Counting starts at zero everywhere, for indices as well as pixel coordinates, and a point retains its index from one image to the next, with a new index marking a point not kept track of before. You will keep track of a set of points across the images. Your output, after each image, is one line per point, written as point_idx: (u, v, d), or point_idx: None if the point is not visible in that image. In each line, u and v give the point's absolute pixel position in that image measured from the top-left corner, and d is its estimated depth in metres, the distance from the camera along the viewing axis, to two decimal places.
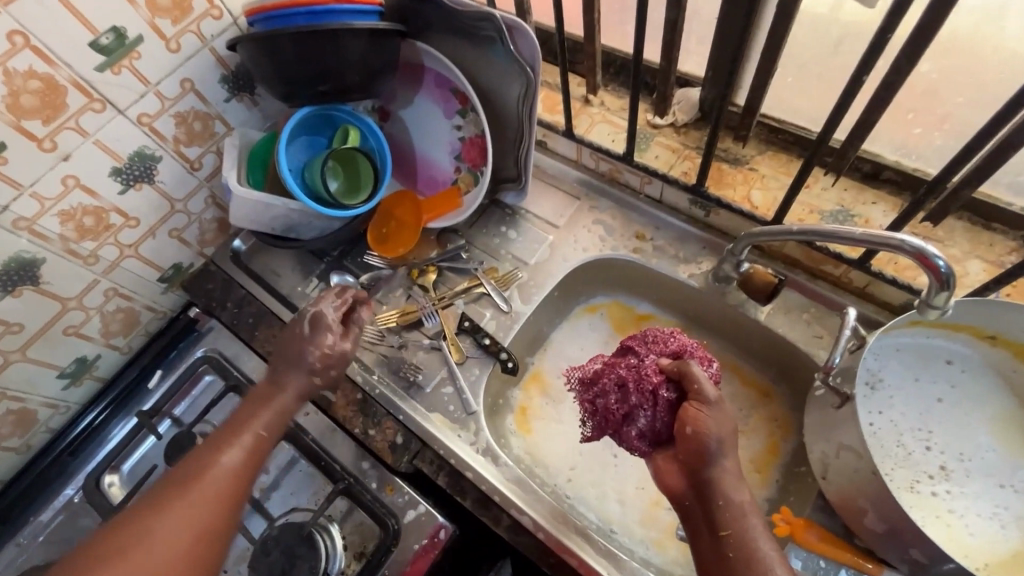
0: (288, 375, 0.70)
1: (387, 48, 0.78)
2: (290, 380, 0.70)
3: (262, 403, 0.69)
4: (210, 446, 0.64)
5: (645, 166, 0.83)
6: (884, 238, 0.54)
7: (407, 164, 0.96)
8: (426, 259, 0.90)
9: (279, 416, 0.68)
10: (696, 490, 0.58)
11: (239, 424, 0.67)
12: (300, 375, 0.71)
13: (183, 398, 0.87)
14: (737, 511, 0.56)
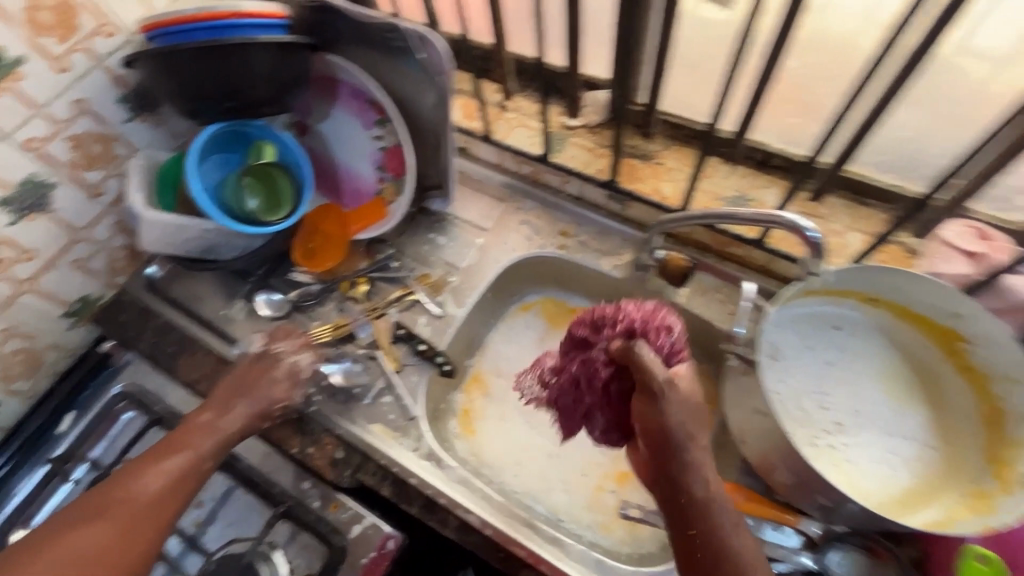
0: (234, 406, 0.69)
1: (296, 62, 0.78)
2: (236, 410, 0.69)
3: (202, 431, 0.67)
4: (131, 475, 0.62)
5: (563, 166, 0.88)
6: (769, 217, 0.60)
7: (328, 176, 0.94)
8: (356, 271, 0.89)
9: (214, 446, 0.66)
10: (662, 479, 0.52)
11: (167, 450, 0.64)
12: (246, 407, 0.70)
13: (101, 438, 0.81)
14: (710, 498, 0.50)
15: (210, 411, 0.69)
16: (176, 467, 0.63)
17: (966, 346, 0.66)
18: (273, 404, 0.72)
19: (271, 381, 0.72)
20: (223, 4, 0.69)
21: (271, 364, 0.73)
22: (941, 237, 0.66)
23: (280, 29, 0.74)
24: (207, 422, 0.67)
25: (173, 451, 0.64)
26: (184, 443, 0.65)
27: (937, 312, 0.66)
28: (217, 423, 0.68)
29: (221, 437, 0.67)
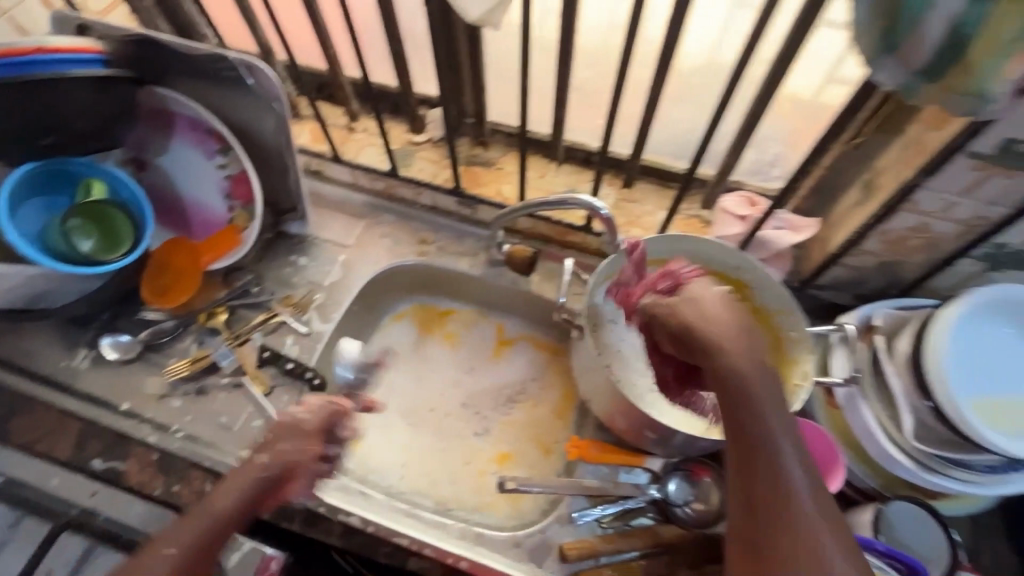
0: (240, 471, 0.66)
1: (120, 96, 0.77)
2: (245, 474, 0.66)
3: (201, 514, 0.63)
4: (130, 571, 0.58)
5: (413, 178, 0.94)
6: (568, 200, 0.71)
7: (175, 211, 0.91)
8: (214, 301, 0.88)
9: (221, 518, 0.63)
10: (720, 400, 0.51)
11: (171, 538, 0.60)
12: (245, 479, 0.65)
13: None
14: (763, 409, 0.50)
15: (265, 455, 0.68)
16: (177, 554, 0.59)
17: (751, 292, 0.78)
18: (265, 464, 0.67)
19: (259, 453, 0.68)
20: (25, 40, 0.67)
21: (296, 423, 0.70)
22: (722, 206, 0.80)
23: (99, 64, 0.73)
24: (204, 507, 0.64)
25: (185, 535, 0.61)
26: (192, 526, 0.62)
27: (724, 266, 0.78)
28: (213, 502, 0.64)
29: (226, 512, 0.63)
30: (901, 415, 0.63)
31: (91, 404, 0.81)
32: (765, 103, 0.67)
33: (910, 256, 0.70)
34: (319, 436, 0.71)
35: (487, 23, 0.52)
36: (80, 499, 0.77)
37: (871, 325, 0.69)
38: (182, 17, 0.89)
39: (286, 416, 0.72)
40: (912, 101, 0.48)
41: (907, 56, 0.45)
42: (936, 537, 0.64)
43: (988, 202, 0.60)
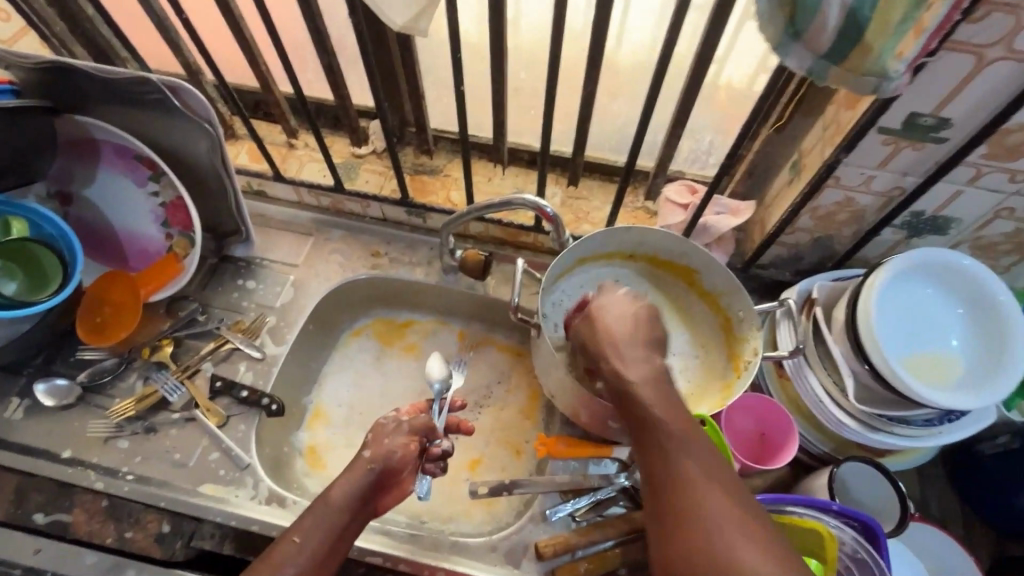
0: (347, 470, 0.62)
1: (33, 126, 0.73)
2: (347, 471, 0.62)
3: (320, 506, 0.59)
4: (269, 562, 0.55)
5: (359, 192, 0.92)
6: (511, 200, 0.71)
7: (108, 242, 0.88)
8: (158, 334, 0.84)
9: (344, 509, 0.60)
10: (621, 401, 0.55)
11: (305, 526, 0.58)
12: (357, 472, 0.62)
13: None
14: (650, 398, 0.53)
15: (367, 451, 0.65)
16: (310, 543, 0.57)
17: (700, 277, 0.81)
18: (372, 460, 0.63)
19: (362, 451, 0.65)
20: None
21: (385, 427, 0.67)
22: (665, 196, 0.83)
23: (8, 94, 0.70)
24: (318, 499, 0.60)
25: (308, 523, 0.58)
26: (309, 528, 0.58)
27: (670, 254, 0.80)
28: (327, 495, 0.60)
29: (344, 504, 0.60)
30: (843, 379, 0.66)
31: (29, 455, 0.76)
32: (693, 95, 0.69)
33: (840, 229, 0.74)
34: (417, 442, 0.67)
35: (414, 30, 0.51)
36: (21, 558, 0.70)
37: (811, 297, 0.72)
38: (100, 43, 0.85)
39: (384, 417, 0.68)
40: (820, 84, 0.51)
41: (811, 42, 0.48)
42: (885, 490, 0.68)
43: (901, 173, 0.64)
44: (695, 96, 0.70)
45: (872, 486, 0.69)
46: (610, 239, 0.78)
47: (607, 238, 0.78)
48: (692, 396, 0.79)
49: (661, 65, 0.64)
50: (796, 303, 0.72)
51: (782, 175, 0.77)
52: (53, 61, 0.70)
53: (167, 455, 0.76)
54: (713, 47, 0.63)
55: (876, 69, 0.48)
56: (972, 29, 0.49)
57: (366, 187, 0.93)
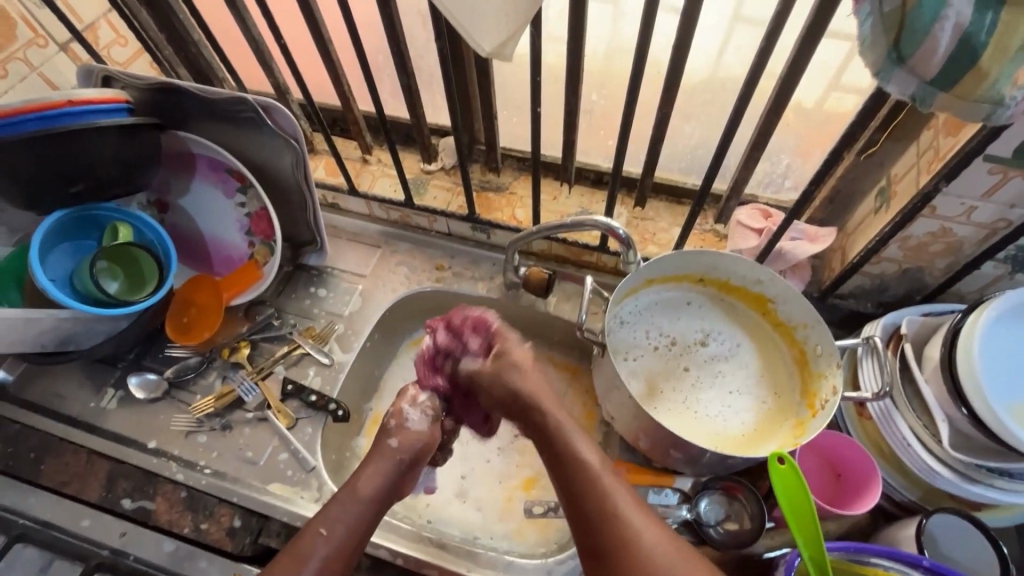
0: (376, 457, 0.69)
1: (142, 141, 0.79)
2: (378, 464, 0.68)
3: (352, 498, 0.65)
4: (297, 552, 0.60)
5: (427, 207, 0.95)
6: (582, 221, 0.71)
7: (197, 248, 0.94)
8: (237, 336, 0.89)
9: (367, 503, 0.65)
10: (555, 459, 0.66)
11: (330, 517, 0.63)
12: (386, 464, 0.68)
13: None
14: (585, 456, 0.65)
15: (394, 439, 0.71)
16: (335, 534, 0.62)
17: (775, 305, 0.79)
18: (400, 450, 0.70)
19: (388, 441, 0.70)
20: (55, 93, 0.69)
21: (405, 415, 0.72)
22: (736, 220, 0.81)
23: (124, 112, 0.76)
24: (348, 492, 0.65)
25: (331, 515, 0.63)
26: (335, 520, 0.63)
27: (742, 279, 0.79)
28: (358, 489, 0.66)
29: (371, 497, 0.66)
30: (938, 426, 0.61)
31: (118, 442, 0.82)
32: (775, 118, 0.67)
33: (932, 261, 0.70)
34: (438, 425, 0.74)
35: (500, 56, 0.53)
36: (109, 540, 0.75)
37: (898, 333, 0.68)
38: (202, 63, 0.93)
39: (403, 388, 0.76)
40: (924, 109, 0.48)
41: (916, 68, 0.45)
42: (979, 547, 0.62)
43: (1008, 204, 0.60)
44: (778, 119, 0.68)
45: (965, 541, 0.63)
46: (677, 260, 0.78)
47: (675, 260, 0.78)
48: (763, 425, 0.76)
49: (744, 86, 0.63)
50: (882, 339, 0.68)
51: (868, 201, 0.73)
52: (166, 83, 0.77)
53: (240, 453, 0.81)
54: (801, 69, 0.61)
55: (991, 96, 0.45)
56: None
57: (433, 201, 0.95)
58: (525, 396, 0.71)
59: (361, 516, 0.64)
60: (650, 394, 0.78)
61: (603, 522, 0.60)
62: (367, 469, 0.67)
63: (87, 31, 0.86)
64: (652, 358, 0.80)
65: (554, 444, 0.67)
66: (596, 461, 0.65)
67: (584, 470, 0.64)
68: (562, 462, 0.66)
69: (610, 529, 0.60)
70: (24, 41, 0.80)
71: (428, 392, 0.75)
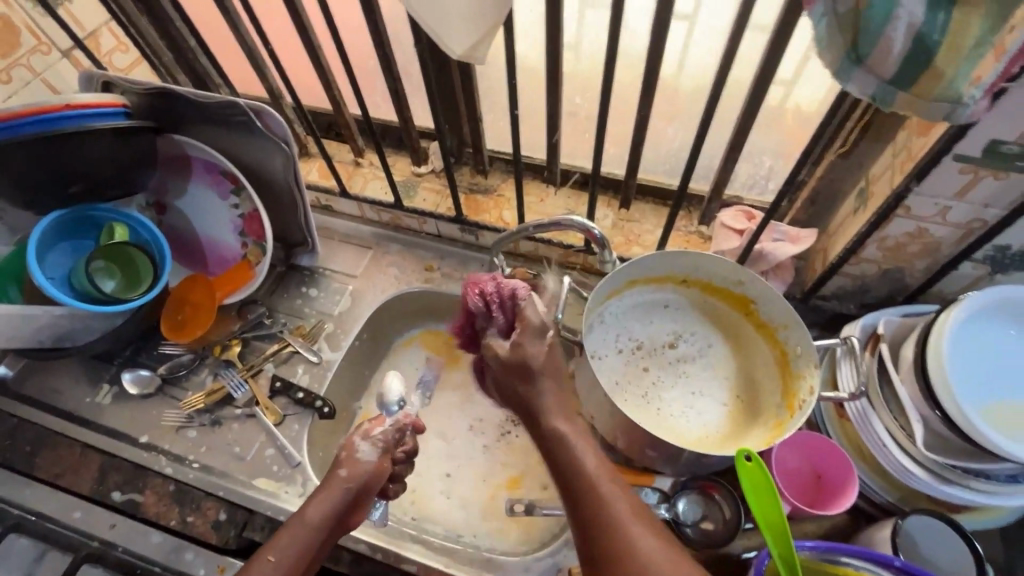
0: (325, 486, 0.66)
1: (137, 143, 0.82)
2: (326, 495, 0.65)
3: (298, 527, 0.63)
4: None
5: (416, 209, 0.96)
6: (559, 220, 0.72)
7: (193, 248, 0.96)
8: (229, 334, 0.91)
9: (316, 532, 0.63)
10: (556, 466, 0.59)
11: (278, 545, 0.61)
12: (334, 495, 0.66)
13: None
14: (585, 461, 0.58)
15: (343, 469, 0.68)
16: (284, 562, 0.60)
17: (756, 306, 0.79)
18: (348, 481, 0.67)
19: (339, 472, 0.68)
20: (53, 98, 0.71)
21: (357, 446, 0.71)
22: (720, 221, 0.81)
23: (121, 116, 0.79)
24: (296, 519, 0.64)
25: (282, 542, 0.61)
26: (284, 546, 0.61)
27: (717, 280, 0.80)
28: (305, 516, 0.64)
29: (321, 529, 0.63)
30: (912, 426, 0.61)
31: (111, 437, 0.84)
32: (751, 119, 0.68)
33: (911, 262, 0.70)
34: (389, 456, 0.72)
35: (471, 59, 0.54)
36: (99, 531, 0.77)
37: (876, 333, 0.68)
38: (199, 69, 0.95)
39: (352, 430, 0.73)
40: (886, 109, 0.49)
41: (875, 68, 0.46)
42: (958, 550, 0.62)
43: (982, 204, 0.60)
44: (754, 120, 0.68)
45: (942, 542, 0.63)
46: (656, 262, 0.79)
47: (654, 261, 0.79)
48: (731, 427, 0.77)
49: (717, 87, 0.64)
50: (859, 340, 0.67)
51: (849, 203, 0.73)
52: (161, 87, 0.79)
53: (228, 448, 0.83)
54: (773, 71, 0.62)
55: (949, 95, 0.46)
56: None
57: (422, 202, 0.97)
58: (530, 403, 0.63)
59: (309, 548, 0.62)
60: (625, 393, 0.79)
61: (602, 531, 0.54)
62: (315, 499, 0.65)
63: (89, 38, 0.89)
64: (626, 358, 0.81)
65: (551, 446, 0.60)
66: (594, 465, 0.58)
67: (581, 474, 0.57)
68: (559, 464, 0.59)
69: (610, 538, 0.53)
70: (28, 48, 0.84)
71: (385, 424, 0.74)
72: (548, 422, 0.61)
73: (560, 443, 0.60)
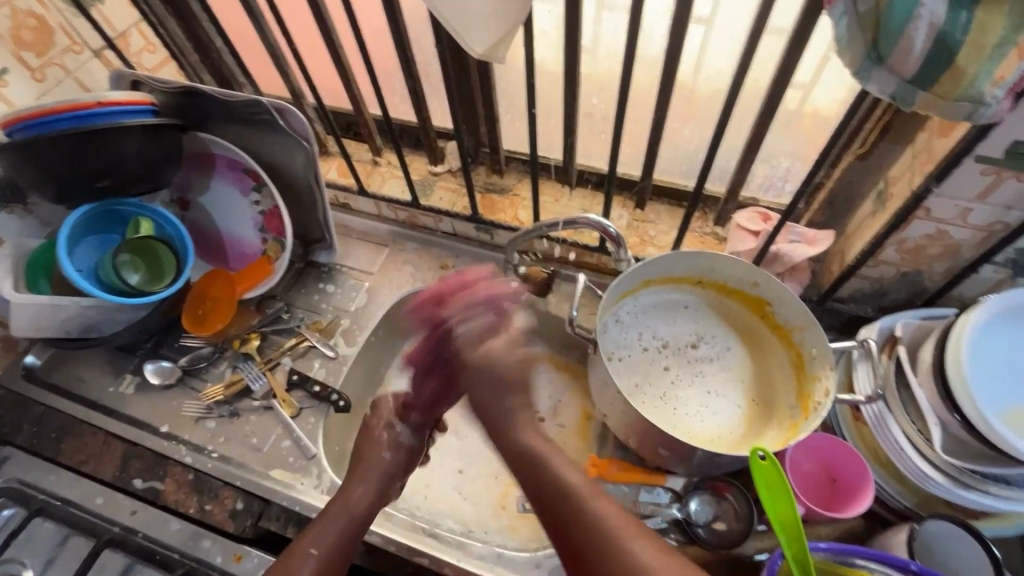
0: (364, 468, 0.75)
1: (165, 140, 0.84)
2: (366, 480, 0.73)
3: (342, 514, 0.69)
4: (288, 566, 0.62)
5: (433, 208, 0.97)
6: (574, 219, 0.73)
7: (215, 244, 0.99)
8: (248, 328, 0.92)
9: (357, 519, 0.70)
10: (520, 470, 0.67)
11: (319, 535, 0.66)
12: (375, 474, 0.75)
13: None
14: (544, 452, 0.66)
15: (386, 451, 0.78)
16: (324, 550, 0.65)
17: (773, 308, 0.79)
18: (389, 461, 0.77)
19: (380, 452, 0.77)
20: (86, 94, 0.74)
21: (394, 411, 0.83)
22: (736, 222, 0.81)
23: (149, 114, 0.81)
24: (339, 507, 0.69)
25: (321, 534, 0.66)
26: (324, 537, 0.66)
27: (742, 282, 0.79)
28: (347, 502, 0.70)
29: (359, 516, 0.70)
30: (930, 430, 0.60)
31: (132, 426, 0.86)
32: (769, 119, 0.68)
33: (931, 264, 0.69)
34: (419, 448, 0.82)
35: (493, 58, 0.56)
36: (119, 517, 0.79)
37: (893, 336, 0.67)
38: (224, 70, 0.98)
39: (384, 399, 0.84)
40: (907, 109, 0.49)
41: (896, 67, 0.46)
42: (977, 557, 0.61)
43: (1004, 206, 0.59)
44: (772, 120, 0.68)
45: (959, 548, 0.62)
46: (676, 262, 0.79)
47: (675, 261, 0.79)
48: (747, 431, 0.77)
49: (734, 86, 0.64)
50: (876, 343, 0.67)
51: (868, 206, 0.73)
52: (188, 87, 0.82)
53: (246, 438, 0.84)
54: (792, 70, 0.62)
55: (972, 94, 0.45)
56: None
57: (438, 200, 0.98)
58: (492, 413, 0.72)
59: (352, 534, 0.68)
60: (642, 394, 0.79)
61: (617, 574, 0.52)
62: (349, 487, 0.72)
63: (119, 39, 0.92)
64: (645, 358, 0.81)
65: (551, 492, 0.61)
66: (620, 525, 0.55)
67: (606, 536, 0.54)
68: (558, 508, 0.59)
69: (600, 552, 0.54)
70: (61, 48, 0.86)
71: (415, 412, 0.84)
72: (517, 439, 0.69)
73: (589, 519, 0.56)
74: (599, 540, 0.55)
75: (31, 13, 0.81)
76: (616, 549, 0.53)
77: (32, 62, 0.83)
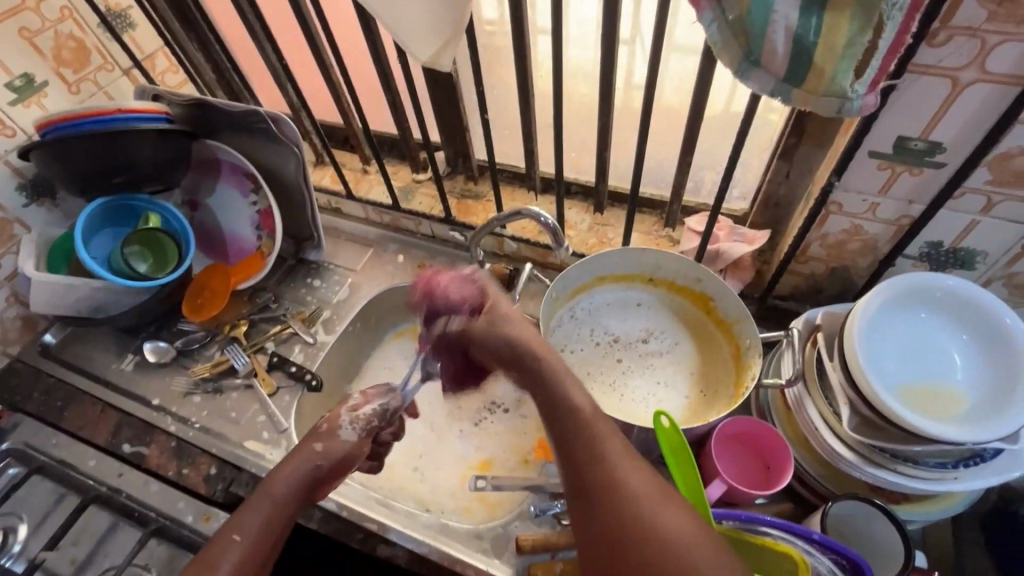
0: (295, 458, 0.68)
1: (176, 144, 0.95)
2: (293, 465, 0.67)
3: (265, 501, 0.63)
4: (206, 560, 0.57)
5: (412, 211, 1.06)
6: (520, 211, 0.79)
7: (216, 241, 1.09)
8: (239, 315, 1.01)
9: (280, 505, 0.64)
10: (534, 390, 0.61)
11: (241, 523, 0.60)
12: (303, 465, 0.68)
13: None
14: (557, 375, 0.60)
15: (318, 444, 0.70)
16: (248, 538, 0.60)
17: (716, 302, 0.83)
18: (321, 455, 0.69)
19: (315, 443, 0.70)
20: (108, 102, 0.86)
21: (338, 419, 0.74)
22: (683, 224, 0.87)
23: (163, 121, 0.92)
24: (262, 493, 0.65)
25: (243, 521, 0.61)
26: (248, 524, 0.61)
27: (687, 279, 0.84)
28: (271, 487, 0.65)
29: (283, 498, 0.65)
30: (840, 410, 0.63)
31: (127, 398, 0.95)
32: (699, 124, 0.74)
33: (855, 260, 0.73)
34: (367, 438, 0.75)
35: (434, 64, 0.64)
36: (108, 478, 0.86)
37: (815, 325, 0.71)
38: (235, 87, 1.10)
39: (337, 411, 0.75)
40: (787, 105, 0.55)
41: (768, 66, 0.52)
42: (891, 537, 0.63)
43: (907, 200, 0.63)
44: (700, 125, 0.75)
45: (874, 527, 0.64)
46: (623, 258, 0.85)
47: (621, 257, 0.85)
48: (689, 418, 0.80)
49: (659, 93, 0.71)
50: (800, 332, 0.70)
51: (800, 207, 0.77)
52: (197, 98, 0.93)
53: (227, 412, 0.92)
54: (709, 77, 0.69)
55: (834, 90, 0.51)
56: (938, 53, 0.50)
57: (417, 204, 1.07)
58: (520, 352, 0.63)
59: (284, 518, 0.64)
60: (590, 381, 0.84)
61: (606, 495, 0.50)
62: (279, 472, 0.66)
63: (146, 60, 1.06)
64: (594, 350, 0.87)
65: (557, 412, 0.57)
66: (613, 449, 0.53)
67: (599, 451, 0.53)
68: (562, 429, 0.56)
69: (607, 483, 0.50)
70: (96, 66, 1.00)
71: (369, 405, 0.77)
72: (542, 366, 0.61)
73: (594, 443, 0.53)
74: (594, 456, 0.52)
75: (71, 36, 0.95)
76: (610, 469, 0.51)
77: (70, 77, 0.97)
